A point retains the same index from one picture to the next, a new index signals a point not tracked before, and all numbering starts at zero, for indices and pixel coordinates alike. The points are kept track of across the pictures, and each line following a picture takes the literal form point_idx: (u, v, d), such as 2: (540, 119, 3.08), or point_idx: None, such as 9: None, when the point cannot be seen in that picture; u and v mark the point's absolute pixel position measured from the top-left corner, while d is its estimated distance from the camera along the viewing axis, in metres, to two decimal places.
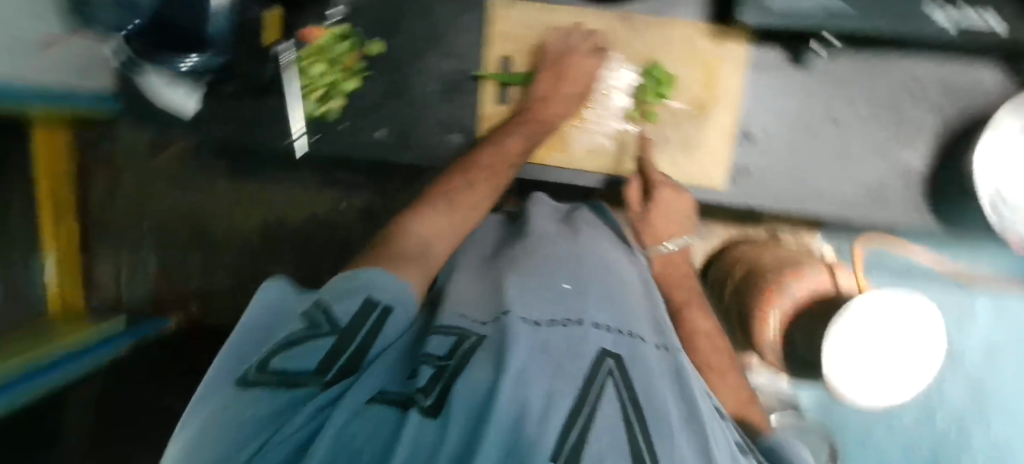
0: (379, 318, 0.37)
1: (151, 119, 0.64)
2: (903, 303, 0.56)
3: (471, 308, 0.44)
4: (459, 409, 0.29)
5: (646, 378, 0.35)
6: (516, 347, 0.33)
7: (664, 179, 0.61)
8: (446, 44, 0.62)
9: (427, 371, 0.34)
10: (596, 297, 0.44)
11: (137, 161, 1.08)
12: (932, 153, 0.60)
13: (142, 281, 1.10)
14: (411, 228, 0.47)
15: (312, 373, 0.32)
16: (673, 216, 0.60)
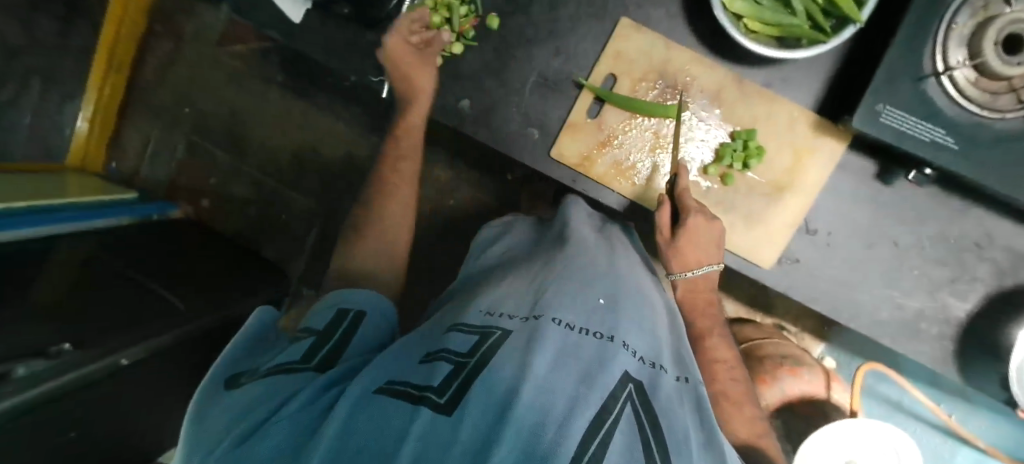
0: (351, 318, 0.47)
1: (256, 13, 0.66)
2: (870, 429, 0.78)
3: (502, 304, 0.45)
4: (477, 399, 0.30)
5: (668, 410, 0.36)
6: (541, 355, 0.35)
7: (698, 206, 0.57)
8: (559, 42, 0.63)
9: (445, 367, 0.34)
10: (629, 321, 0.45)
11: (202, 47, 1.23)
12: (976, 308, 0.58)
13: (164, 162, 1.25)
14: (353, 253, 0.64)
15: (299, 360, 0.40)
16: (700, 247, 0.57)
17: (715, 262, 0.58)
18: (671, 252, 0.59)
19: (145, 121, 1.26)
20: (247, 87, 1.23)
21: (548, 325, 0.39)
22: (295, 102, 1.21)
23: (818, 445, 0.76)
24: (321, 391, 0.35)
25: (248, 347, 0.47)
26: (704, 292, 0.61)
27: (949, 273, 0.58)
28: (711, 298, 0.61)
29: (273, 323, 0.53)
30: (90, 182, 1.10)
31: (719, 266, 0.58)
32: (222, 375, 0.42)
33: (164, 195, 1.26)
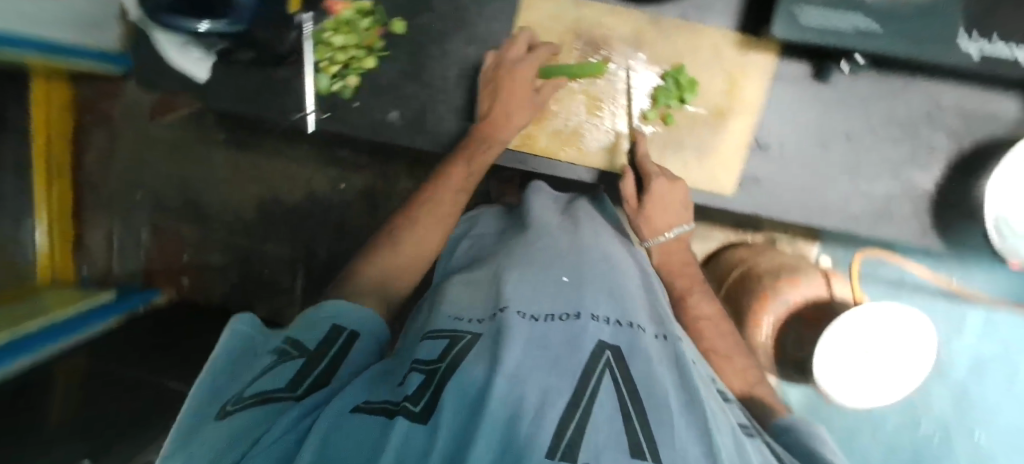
0: (344, 339, 0.41)
1: (166, 78, 0.66)
2: (888, 315, 0.75)
3: (468, 309, 0.45)
4: (450, 404, 0.30)
5: (647, 371, 0.36)
6: (511, 344, 0.35)
7: (660, 171, 0.58)
8: (470, 28, 0.62)
9: (416, 377, 0.34)
10: (596, 291, 0.45)
11: (134, 125, 1.20)
12: (943, 177, 0.58)
13: (134, 252, 1.24)
14: (365, 269, 0.52)
15: (284, 389, 0.34)
16: (670, 208, 0.58)
17: (684, 222, 0.59)
18: (641, 221, 0.58)
19: (103, 217, 1.23)
20: (191, 154, 1.21)
21: (512, 317, 0.39)
22: (242, 156, 1.20)
23: (833, 345, 0.74)
24: (301, 419, 0.31)
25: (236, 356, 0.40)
26: (678, 253, 0.60)
27: (907, 149, 0.58)
28: (686, 257, 0.60)
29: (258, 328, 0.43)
30: (65, 295, 1.09)
31: (690, 225, 0.59)
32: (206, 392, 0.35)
33: (142, 285, 1.24)
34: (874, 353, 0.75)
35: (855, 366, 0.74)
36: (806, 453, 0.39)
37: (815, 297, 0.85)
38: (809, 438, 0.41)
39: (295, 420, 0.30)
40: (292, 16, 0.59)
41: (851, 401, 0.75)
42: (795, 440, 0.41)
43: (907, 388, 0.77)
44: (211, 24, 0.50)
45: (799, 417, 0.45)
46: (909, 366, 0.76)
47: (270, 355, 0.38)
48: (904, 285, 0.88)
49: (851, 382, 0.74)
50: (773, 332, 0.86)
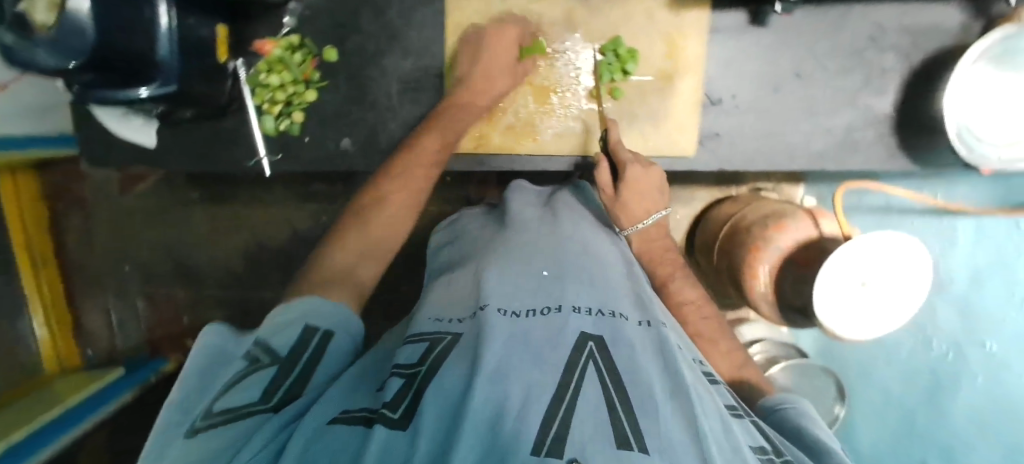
0: (319, 338, 0.41)
1: (121, 150, 0.67)
2: (889, 242, 0.74)
3: (450, 310, 0.45)
4: (431, 411, 0.29)
5: (629, 359, 0.35)
6: (492, 339, 0.34)
7: (633, 157, 0.58)
8: (403, 43, 0.63)
9: (396, 383, 0.33)
10: (576, 282, 0.44)
11: (108, 200, 1.20)
12: (898, 97, 0.57)
13: (134, 324, 1.24)
14: (328, 259, 0.51)
15: (260, 402, 0.33)
16: (646, 194, 0.57)
17: (661, 207, 0.58)
18: (618, 208, 0.57)
19: (98, 296, 1.23)
20: (168, 217, 1.20)
21: (493, 315, 0.38)
22: (218, 209, 1.19)
23: (830, 279, 0.72)
24: (280, 436, 0.30)
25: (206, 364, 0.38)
26: (658, 239, 0.59)
27: (858, 76, 0.57)
28: (667, 243, 0.60)
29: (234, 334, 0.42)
30: (74, 381, 1.10)
31: (668, 210, 0.58)
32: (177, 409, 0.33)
33: (149, 355, 1.24)
34: (872, 284, 0.74)
35: (854, 300, 0.74)
36: (794, 429, 0.41)
37: (806, 238, 0.84)
38: (794, 415, 0.43)
39: (275, 436, 0.30)
40: (224, 64, 0.59)
41: (850, 332, 0.75)
42: (782, 417, 0.43)
43: (905, 317, 0.76)
44: (148, 91, 0.51)
45: (784, 397, 0.46)
46: (905, 294, 0.75)
47: (242, 361, 0.37)
48: (891, 209, 0.89)
49: (848, 314, 0.74)
50: (770, 279, 0.86)
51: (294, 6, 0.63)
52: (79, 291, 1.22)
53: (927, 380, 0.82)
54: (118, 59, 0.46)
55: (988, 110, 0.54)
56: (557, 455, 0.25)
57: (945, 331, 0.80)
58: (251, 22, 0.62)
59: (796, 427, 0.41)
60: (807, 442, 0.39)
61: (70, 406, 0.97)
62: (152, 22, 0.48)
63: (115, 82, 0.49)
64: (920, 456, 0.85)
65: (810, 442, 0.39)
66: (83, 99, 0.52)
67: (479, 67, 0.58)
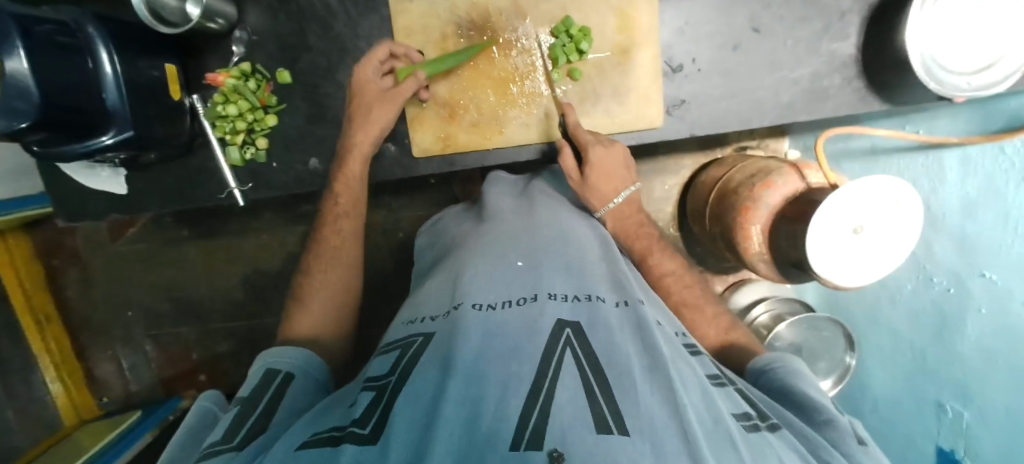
0: (280, 380, 0.45)
1: (94, 200, 0.66)
2: (878, 183, 0.72)
3: (422, 310, 0.46)
4: (403, 420, 0.30)
5: (607, 343, 0.35)
6: (464, 340, 0.35)
7: (594, 139, 0.57)
8: (355, 54, 0.62)
9: (366, 396, 0.35)
10: (552, 270, 0.45)
11: (99, 250, 1.21)
12: (861, 38, 0.57)
13: (145, 367, 1.25)
14: (294, 329, 0.57)
15: (223, 442, 0.36)
16: (614, 173, 0.57)
17: (630, 184, 0.59)
18: (588, 192, 0.58)
19: (104, 345, 1.24)
20: (161, 259, 1.21)
21: (468, 312, 0.38)
22: (209, 244, 1.19)
23: (822, 227, 0.71)
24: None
25: (190, 436, 0.44)
26: (635, 218, 0.60)
27: (817, 23, 0.56)
28: (640, 218, 0.61)
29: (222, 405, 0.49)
30: (95, 431, 1.11)
31: (637, 187, 0.59)
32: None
33: (165, 395, 1.25)
34: (866, 228, 0.73)
35: (847, 249, 0.73)
36: (783, 389, 0.43)
37: (795, 192, 0.83)
38: (783, 373, 0.45)
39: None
40: (180, 102, 0.60)
41: (846, 281, 0.74)
42: (771, 377, 0.45)
43: (901, 258, 0.75)
44: (109, 139, 0.52)
45: (775, 357, 0.48)
46: (905, 236, 0.74)
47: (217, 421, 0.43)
48: (878, 154, 0.89)
49: (841, 262, 0.73)
50: (763, 238, 0.85)
51: (240, 33, 0.62)
52: (85, 343, 1.24)
53: (927, 321, 0.81)
54: (74, 118, 0.46)
55: (960, 37, 0.52)
56: (538, 447, 0.25)
57: (943, 264, 0.78)
58: (201, 56, 0.63)
59: (786, 387, 0.43)
60: (798, 401, 0.42)
61: (92, 453, 0.99)
62: (95, 70, 0.48)
63: (73, 136, 0.49)
64: (934, 396, 0.82)
65: (801, 401, 0.41)
66: (43, 157, 0.51)
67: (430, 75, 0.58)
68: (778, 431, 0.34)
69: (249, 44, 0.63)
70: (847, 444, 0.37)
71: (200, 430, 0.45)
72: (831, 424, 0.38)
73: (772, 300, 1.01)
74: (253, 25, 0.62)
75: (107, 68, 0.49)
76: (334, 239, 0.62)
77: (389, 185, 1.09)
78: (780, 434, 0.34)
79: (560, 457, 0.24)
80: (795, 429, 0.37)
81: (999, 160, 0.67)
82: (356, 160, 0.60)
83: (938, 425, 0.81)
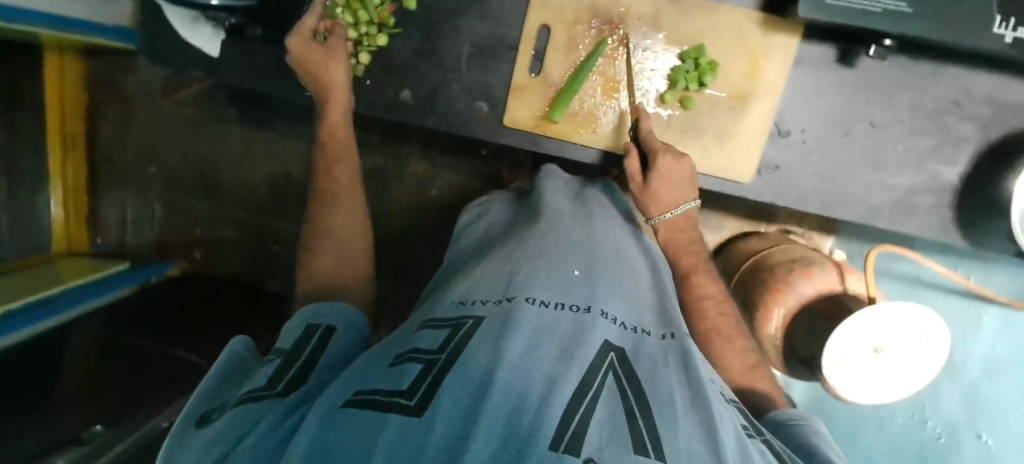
0: (321, 332, 0.47)
1: (180, 50, 0.66)
2: (903, 311, 0.72)
3: (473, 293, 0.45)
4: (447, 395, 0.29)
5: (652, 373, 0.35)
6: (516, 333, 0.35)
7: (664, 147, 0.57)
8: (483, 6, 0.62)
9: (415, 368, 0.33)
10: (607, 287, 0.45)
11: (146, 100, 1.20)
12: (967, 169, 0.57)
13: (147, 226, 1.25)
14: (316, 278, 0.58)
15: (265, 387, 0.37)
16: (676, 185, 0.58)
17: (691, 198, 0.59)
18: (647, 198, 0.59)
19: (118, 192, 1.24)
20: (202, 130, 1.20)
21: (522, 305, 0.39)
22: (253, 133, 1.19)
23: (844, 341, 0.72)
24: (282, 416, 0.32)
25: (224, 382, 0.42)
26: (685, 230, 0.61)
27: (933, 140, 0.57)
28: (693, 236, 0.60)
29: (251, 352, 0.48)
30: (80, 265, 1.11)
31: (697, 201, 0.59)
32: (193, 409, 0.38)
33: (157, 259, 1.25)
34: (886, 349, 0.73)
35: (872, 372, 0.73)
36: (802, 447, 0.42)
37: (830, 291, 0.83)
38: (805, 431, 0.44)
39: (281, 417, 0.32)
40: None
41: (855, 397, 0.74)
42: (791, 433, 0.44)
43: (906, 390, 0.75)
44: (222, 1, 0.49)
45: (799, 413, 0.46)
46: (922, 371, 0.74)
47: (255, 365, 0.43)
48: (920, 282, 0.84)
49: (863, 382, 0.73)
50: (782, 323, 0.85)
51: None
52: (101, 183, 1.24)
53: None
54: None
55: None
56: (574, 452, 0.25)
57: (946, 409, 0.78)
58: None
59: (804, 445, 0.42)
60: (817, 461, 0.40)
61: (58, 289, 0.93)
62: None
63: None
64: None
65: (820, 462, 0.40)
66: None
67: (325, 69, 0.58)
68: None
69: None
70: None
71: (233, 374, 0.44)
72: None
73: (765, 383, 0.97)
74: None
75: None
76: None
77: (445, 142, 1.09)
78: None
79: None
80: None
81: None
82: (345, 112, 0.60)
83: None
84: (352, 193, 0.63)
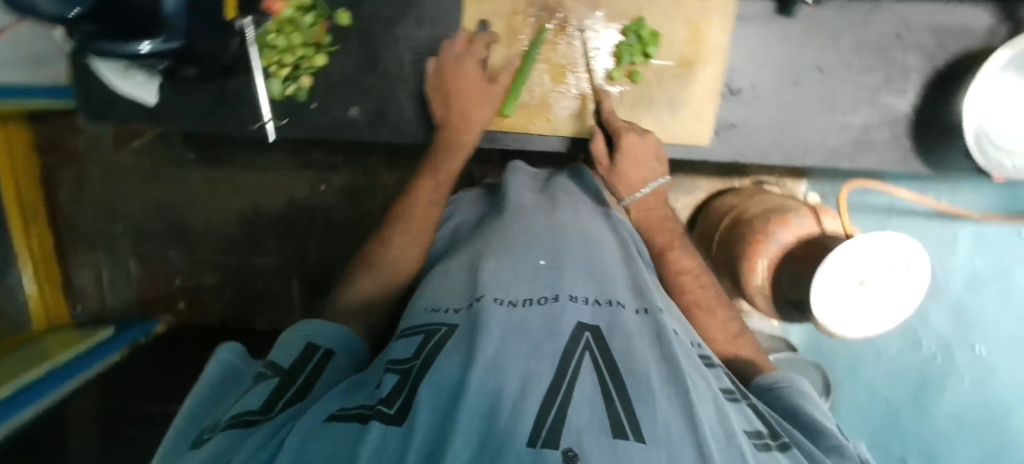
0: (320, 356, 0.44)
1: (115, 104, 0.64)
2: (892, 240, 0.73)
3: (445, 300, 0.46)
4: (426, 405, 0.30)
5: (627, 349, 0.36)
6: (488, 330, 0.35)
7: (626, 126, 0.57)
8: (418, 9, 0.61)
9: (391, 380, 0.34)
10: (574, 272, 0.45)
11: (100, 155, 1.17)
12: (918, 98, 0.57)
13: (124, 284, 1.23)
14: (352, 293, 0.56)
15: (258, 411, 0.35)
16: (642, 161, 0.57)
17: (659, 176, 0.58)
18: (616, 179, 0.58)
19: (88, 254, 1.21)
20: (162, 178, 1.18)
21: (490, 307, 0.39)
22: (214, 172, 1.17)
23: (829, 278, 0.73)
24: (269, 438, 0.31)
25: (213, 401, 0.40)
26: (657, 208, 0.59)
27: (881, 74, 0.57)
28: (665, 212, 0.60)
29: (243, 359, 0.46)
30: (64, 338, 1.10)
31: (667, 179, 0.59)
32: (179, 432, 0.37)
33: (141, 316, 1.23)
34: (871, 282, 0.74)
35: (861, 301, 0.74)
36: (789, 409, 0.44)
37: (806, 235, 0.83)
38: (790, 393, 0.45)
39: (264, 441, 0.30)
40: (230, 23, 0.54)
41: (847, 332, 0.75)
42: (777, 395, 0.46)
43: (891, 322, 0.77)
44: (151, 44, 0.47)
45: (781, 375, 0.48)
46: (904, 301, 0.75)
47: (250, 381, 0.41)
48: (893, 212, 0.85)
49: (847, 314, 0.74)
50: (768, 273, 0.86)
51: None
52: (71, 249, 1.21)
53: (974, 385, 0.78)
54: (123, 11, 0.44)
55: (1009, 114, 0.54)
56: (554, 444, 0.26)
57: (935, 332, 0.80)
58: None
59: (793, 409, 0.43)
60: (804, 423, 0.42)
61: (32, 378, 0.89)
62: None
63: (114, 32, 0.46)
64: (899, 452, 0.85)
65: (808, 425, 0.42)
66: (84, 48, 0.49)
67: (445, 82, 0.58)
68: (788, 450, 0.33)
69: None
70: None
71: (222, 388, 0.41)
72: (838, 451, 0.39)
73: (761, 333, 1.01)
74: None
75: None
76: None
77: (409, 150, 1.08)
78: (790, 454, 0.33)
79: (575, 456, 0.25)
80: (806, 449, 0.36)
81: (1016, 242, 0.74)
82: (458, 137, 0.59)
83: None
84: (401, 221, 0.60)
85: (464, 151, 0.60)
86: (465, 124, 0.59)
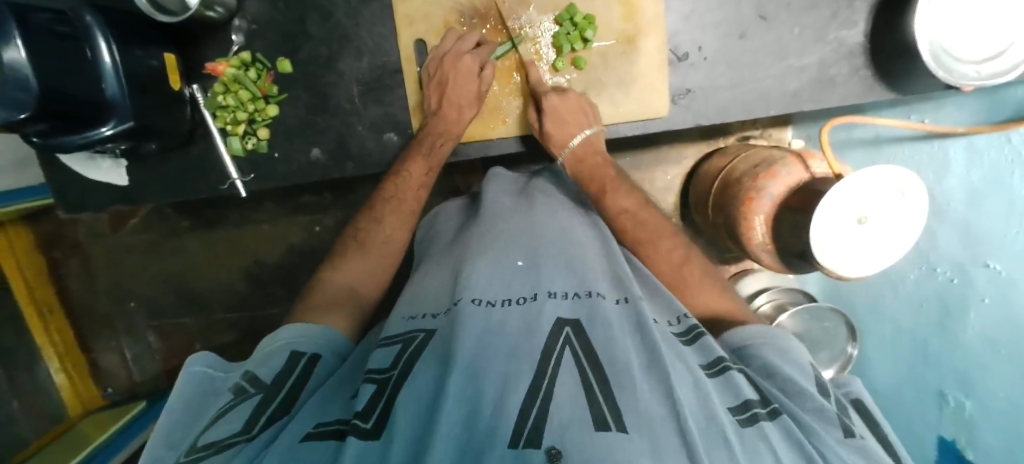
0: (305, 363, 0.45)
1: (92, 191, 0.66)
2: (879, 172, 0.70)
3: (421, 307, 0.47)
4: (404, 414, 0.30)
5: (606, 338, 0.35)
6: (464, 334, 0.35)
7: (550, 88, 0.59)
8: (356, 42, 0.63)
9: (369, 388, 0.35)
10: (551, 269, 0.45)
11: (99, 240, 1.20)
12: (870, 25, 0.57)
13: (147, 358, 1.26)
14: (334, 278, 0.60)
15: (239, 433, 0.35)
16: (569, 119, 0.59)
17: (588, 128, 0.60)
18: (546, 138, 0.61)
19: (107, 337, 1.24)
20: (161, 250, 1.21)
21: (468, 307, 0.39)
22: (209, 234, 1.19)
23: (827, 216, 0.69)
24: None
25: (188, 421, 0.40)
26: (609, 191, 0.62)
27: (825, 10, 0.57)
28: (636, 199, 0.61)
29: (215, 370, 0.46)
30: (100, 419, 1.14)
31: (597, 130, 0.60)
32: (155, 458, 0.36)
33: (169, 386, 1.26)
34: (871, 218, 0.71)
35: (866, 239, 0.72)
36: (768, 369, 0.42)
37: (798, 183, 0.80)
38: (764, 350, 0.45)
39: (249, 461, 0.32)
40: (180, 92, 0.59)
41: (850, 271, 0.72)
42: (755, 356, 0.45)
43: (893, 256, 0.73)
44: (110, 130, 0.51)
45: (757, 333, 0.47)
46: (904, 236, 0.72)
47: (230, 394, 0.41)
48: (881, 141, 0.86)
49: (852, 253, 0.72)
50: (767, 229, 0.83)
51: (239, 22, 0.63)
52: (90, 336, 1.24)
53: (988, 306, 0.67)
54: (75, 108, 0.46)
55: (971, 23, 0.51)
56: (536, 445, 0.26)
57: None
58: (200, 44, 0.63)
59: (766, 366, 0.43)
60: (779, 381, 0.41)
61: None
62: (94, 62, 0.47)
63: (74, 128, 0.49)
64: (936, 386, 0.78)
65: (785, 383, 0.40)
66: (39, 146, 0.50)
67: (448, 98, 0.59)
68: (778, 416, 0.34)
69: (248, 35, 0.63)
70: (836, 437, 0.36)
71: (200, 400, 0.42)
72: (820, 413, 0.38)
73: (774, 290, 1.00)
74: (252, 14, 0.63)
75: (106, 60, 0.48)
76: (351, 245, 0.63)
77: None
78: (779, 420, 0.34)
79: (559, 454, 0.25)
80: (793, 414, 0.36)
81: (1005, 151, 0.62)
82: (449, 139, 0.61)
83: (940, 417, 0.78)
84: (393, 246, 0.63)
85: (452, 140, 0.62)
86: (455, 120, 0.60)
